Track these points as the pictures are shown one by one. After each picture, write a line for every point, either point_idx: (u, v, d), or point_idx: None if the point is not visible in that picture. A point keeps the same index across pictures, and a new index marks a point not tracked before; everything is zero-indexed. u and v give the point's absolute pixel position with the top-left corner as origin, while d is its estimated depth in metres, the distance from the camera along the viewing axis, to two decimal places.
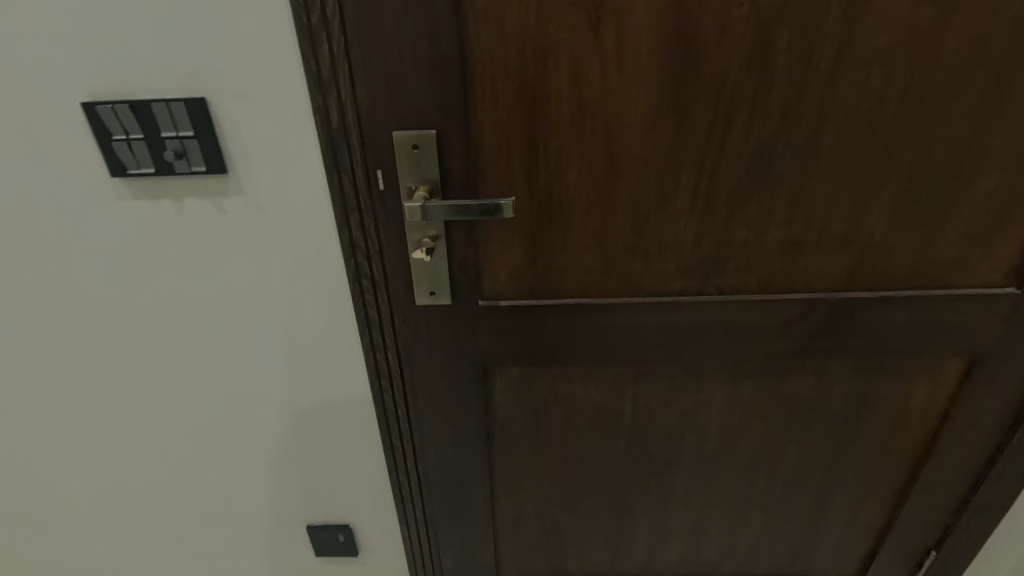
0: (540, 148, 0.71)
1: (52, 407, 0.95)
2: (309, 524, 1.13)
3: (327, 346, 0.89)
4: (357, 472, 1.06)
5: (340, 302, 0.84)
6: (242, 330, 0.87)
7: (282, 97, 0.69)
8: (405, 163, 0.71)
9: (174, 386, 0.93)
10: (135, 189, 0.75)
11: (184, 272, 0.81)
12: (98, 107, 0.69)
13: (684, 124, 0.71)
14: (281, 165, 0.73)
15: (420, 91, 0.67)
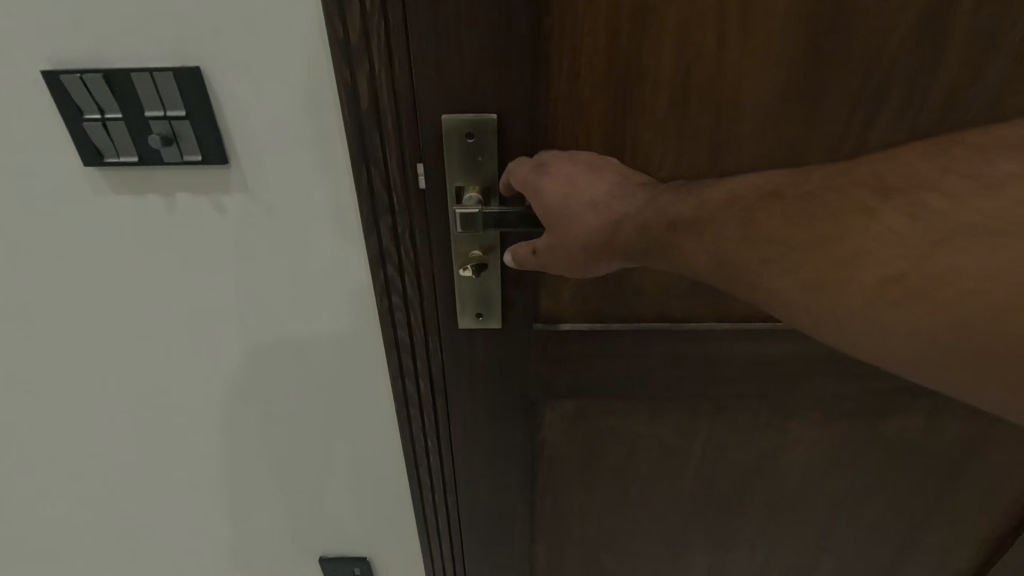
0: (627, 139, 0.56)
1: (24, 432, 0.81)
2: (322, 556, 1.01)
3: (349, 369, 0.76)
4: (379, 503, 0.93)
5: (366, 321, 0.71)
6: (248, 348, 0.73)
7: (299, 69, 0.54)
8: (454, 157, 0.56)
9: (168, 408, 0.79)
10: (113, 181, 0.60)
11: (176, 282, 0.67)
12: (62, 76, 0.53)
13: (814, 112, 0.55)
14: (296, 154, 0.58)
15: (479, 64, 0.51)
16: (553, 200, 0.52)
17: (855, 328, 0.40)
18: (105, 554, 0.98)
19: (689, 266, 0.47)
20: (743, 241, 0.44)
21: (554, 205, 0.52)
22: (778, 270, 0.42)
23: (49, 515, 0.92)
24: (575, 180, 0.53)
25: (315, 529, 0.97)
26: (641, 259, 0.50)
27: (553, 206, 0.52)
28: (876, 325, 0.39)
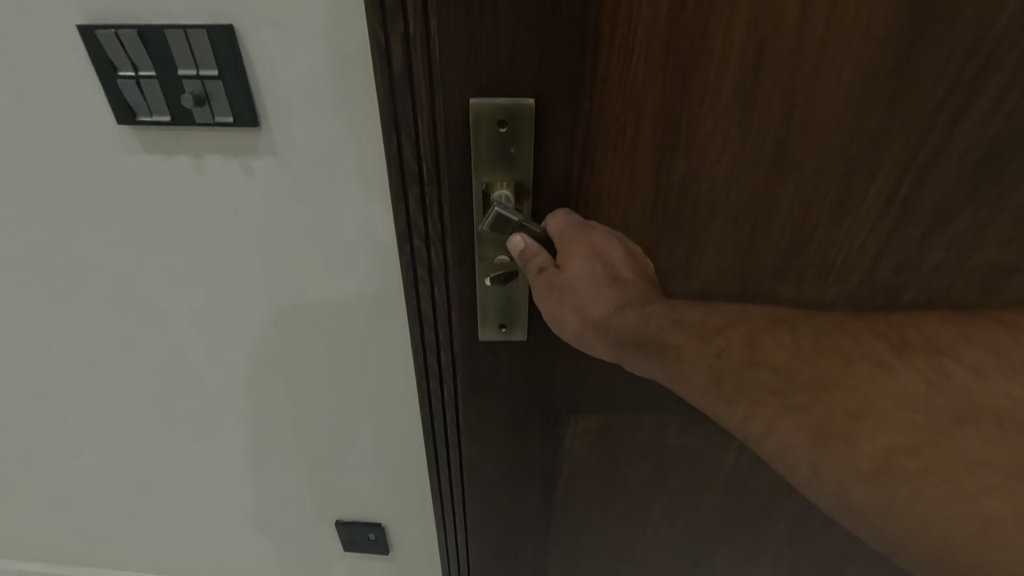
0: (684, 130, 0.51)
1: (60, 384, 0.82)
2: (338, 520, 1.02)
3: (371, 337, 0.74)
4: (396, 473, 0.93)
5: (390, 291, 0.69)
6: (272, 311, 0.72)
7: (331, 26, 0.51)
8: (484, 146, 0.52)
9: (194, 369, 0.79)
10: (147, 140, 0.58)
11: (204, 244, 0.66)
12: (97, 31, 0.51)
13: (895, 104, 0.50)
14: (325, 118, 0.56)
15: (516, 40, 0.47)
16: (579, 255, 0.55)
17: (850, 492, 0.45)
18: (133, 504, 1.01)
19: (690, 373, 0.53)
20: (746, 366, 0.52)
21: (580, 261, 0.55)
22: (779, 402, 0.49)
23: (82, 464, 0.95)
24: (606, 249, 0.57)
25: (333, 494, 0.97)
26: (637, 351, 0.56)
27: (576, 262, 0.55)
28: (875, 487, 0.44)
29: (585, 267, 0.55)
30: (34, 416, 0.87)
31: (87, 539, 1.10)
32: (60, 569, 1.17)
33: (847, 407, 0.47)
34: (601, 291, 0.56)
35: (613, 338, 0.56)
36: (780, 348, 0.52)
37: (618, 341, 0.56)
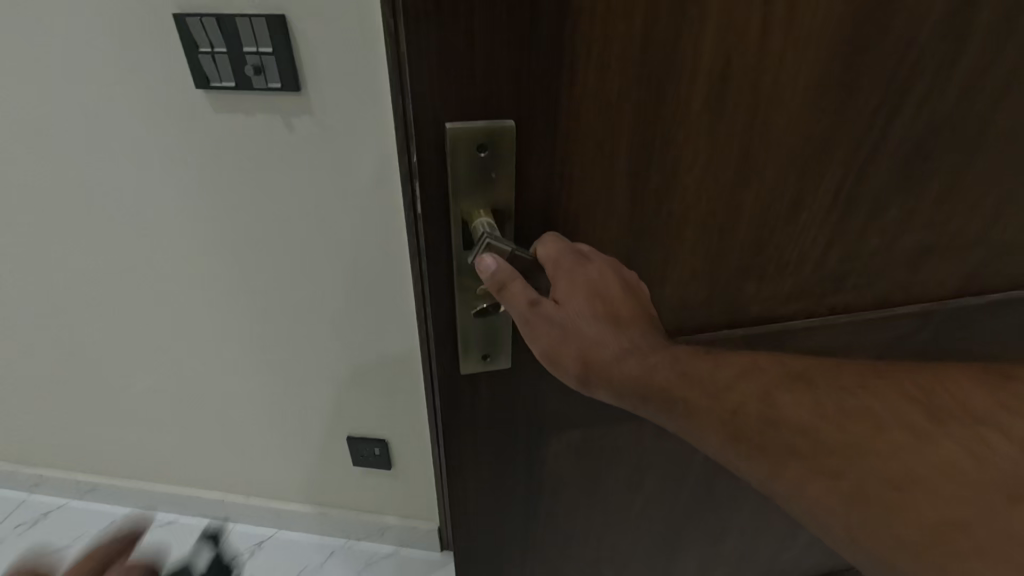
0: (660, 138, 0.50)
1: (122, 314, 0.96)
2: (350, 436, 1.12)
3: (379, 269, 0.87)
4: (401, 395, 1.06)
5: (391, 225, 0.82)
6: (299, 248, 0.85)
7: (357, 16, 0.64)
8: (466, 168, 0.48)
9: (234, 300, 0.92)
10: (216, 104, 0.70)
11: (247, 187, 0.78)
12: (185, 17, 0.63)
13: (841, 111, 0.52)
14: (349, 87, 0.69)
15: (489, 52, 0.43)
16: (575, 292, 0.50)
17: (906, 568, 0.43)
18: (167, 420, 1.12)
19: (704, 431, 0.51)
20: (766, 425, 0.49)
21: (577, 298, 0.51)
22: (804, 465, 0.48)
23: (133, 390, 1.08)
24: (605, 286, 0.51)
25: (345, 412, 1.08)
26: (645, 404, 0.53)
27: (573, 297, 0.51)
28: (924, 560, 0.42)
29: (585, 303, 0.51)
30: (84, 330, 1.00)
31: (127, 465, 1.23)
32: (105, 488, 1.28)
33: (882, 477, 0.45)
34: (604, 331, 0.52)
35: (617, 391, 0.53)
36: (806, 408, 0.49)
37: (628, 397, 0.53)
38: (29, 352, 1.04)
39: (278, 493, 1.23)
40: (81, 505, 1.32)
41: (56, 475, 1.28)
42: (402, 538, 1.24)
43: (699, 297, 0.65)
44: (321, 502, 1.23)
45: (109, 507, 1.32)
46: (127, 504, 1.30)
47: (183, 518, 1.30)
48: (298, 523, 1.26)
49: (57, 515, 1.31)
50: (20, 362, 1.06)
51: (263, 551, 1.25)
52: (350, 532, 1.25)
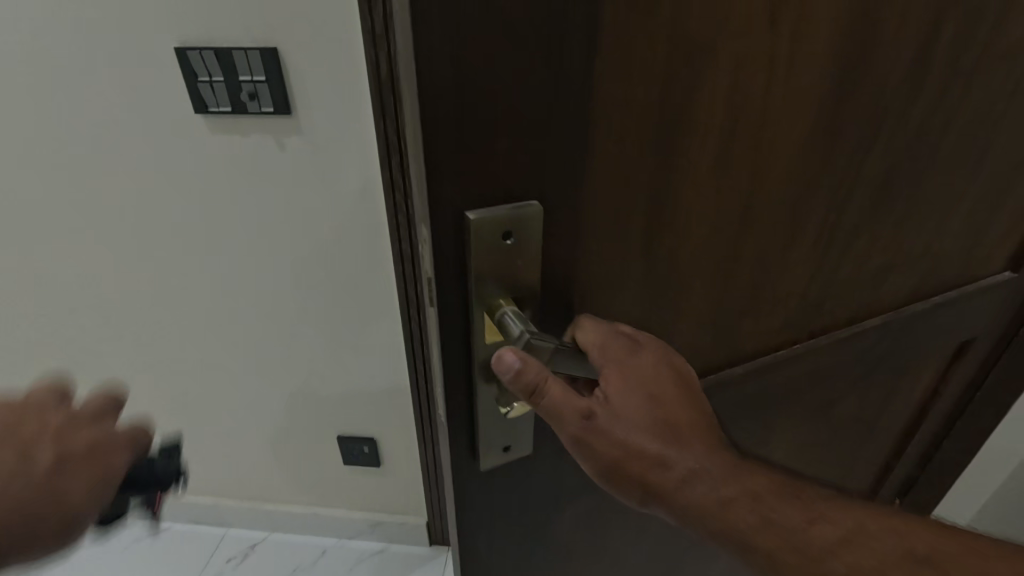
0: (666, 204, 0.39)
1: (104, 334, 0.95)
2: (339, 436, 1.11)
3: (364, 282, 0.87)
4: (387, 398, 1.05)
5: (381, 241, 0.83)
6: (287, 264, 0.84)
7: (346, 50, 0.68)
8: (494, 257, 0.35)
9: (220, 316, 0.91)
10: (213, 127, 0.73)
11: (238, 205, 0.78)
12: (187, 50, 0.67)
13: (835, 156, 0.44)
14: (340, 109, 0.72)
15: (517, 128, 0.31)
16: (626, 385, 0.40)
17: None
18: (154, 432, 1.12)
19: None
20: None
21: (628, 397, 0.40)
22: None
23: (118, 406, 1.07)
24: (656, 377, 0.41)
25: (337, 413, 1.08)
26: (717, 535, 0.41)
27: (622, 397, 0.40)
28: None
29: (639, 397, 0.41)
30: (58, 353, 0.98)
31: None
32: None
33: None
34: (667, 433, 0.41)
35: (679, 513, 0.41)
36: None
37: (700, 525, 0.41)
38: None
39: (270, 494, 1.24)
40: None
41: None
42: (392, 534, 1.27)
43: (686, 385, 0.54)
44: (311, 502, 1.25)
45: None
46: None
47: (176, 526, 1.29)
48: (290, 524, 1.27)
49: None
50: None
51: (257, 552, 1.26)
52: (340, 531, 1.27)
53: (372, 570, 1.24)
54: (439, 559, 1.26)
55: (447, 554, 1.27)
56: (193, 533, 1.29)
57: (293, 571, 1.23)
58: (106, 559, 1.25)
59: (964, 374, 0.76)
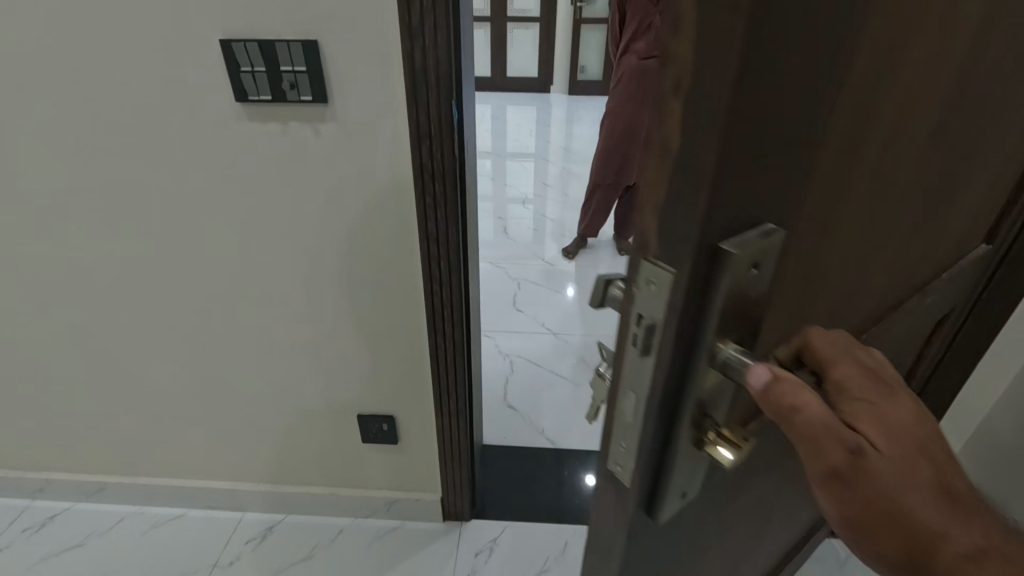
0: (840, 211, 0.38)
1: (147, 307, 1.03)
2: (360, 414, 1.15)
3: (390, 257, 0.93)
4: (404, 375, 1.09)
5: (405, 219, 0.89)
6: (318, 239, 0.92)
7: (376, 44, 0.74)
8: (735, 290, 0.32)
9: (256, 288, 0.99)
10: (253, 114, 0.80)
11: (275, 183, 0.86)
12: (232, 43, 0.74)
13: (945, 157, 0.46)
14: (372, 97, 0.78)
15: (772, 150, 0.29)
16: (887, 434, 0.37)
17: None
18: (181, 410, 1.18)
19: None
20: None
21: (884, 426, 0.37)
22: None
23: (149, 382, 1.14)
24: (910, 424, 0.38)
25: (358, 391, 1.12)
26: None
27: (876, 426, 0.37)
28: None
29: (904, 455, 0.37)
30: (97, 325, 1.06)
31: (134, 461, 1.27)
32: (113, 487, 1.31)
33: None
34: (930, 507, 0.37)
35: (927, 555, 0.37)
36: None
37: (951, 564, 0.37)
38: (41, 349, 1.11)
39: (288, 474, 1.28)
40: (89, 505, 1.34)
41: (65, 476, 1.30)
42: (406, 511, 1.31)
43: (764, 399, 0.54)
44: (328, 484, 1.29)
45: (114, 508, 1.34)
46: (136, 501, 1.33)
47: (192, 511, 1.33)
48: (306, 505, 1.31)
49: (64, 517, 1.32)
50: (29, 358, 1.12)
51: (275, 533, 1.30)
52: (356, 510, 1.32)
53: (390, 547, 1.28)
54: (452, 534, 1.31)
55: (459, 528, 1.33)
56: (211, 518, 1.32)
57: (311, 550, 1.27)
58: (125, 543, 1.27)
59: (940, 342, 0.83)
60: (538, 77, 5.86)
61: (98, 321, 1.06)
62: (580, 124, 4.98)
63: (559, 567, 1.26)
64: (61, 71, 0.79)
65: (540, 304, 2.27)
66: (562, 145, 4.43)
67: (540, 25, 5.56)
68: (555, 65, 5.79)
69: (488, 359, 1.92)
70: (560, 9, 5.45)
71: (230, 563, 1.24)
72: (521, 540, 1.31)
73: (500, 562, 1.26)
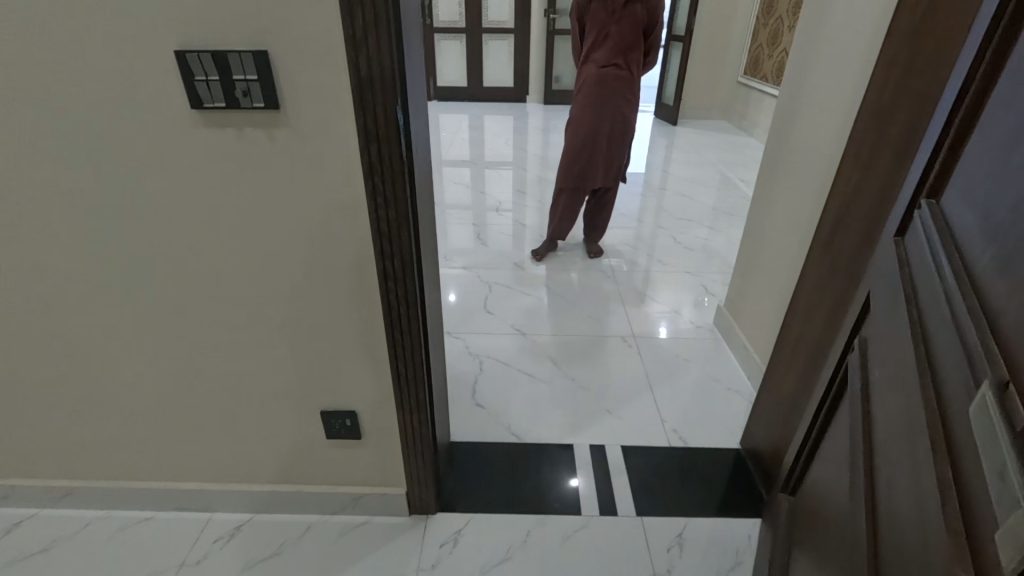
0: None
1: (108, 310, 1.05)
2: (323, 410, 1.19)
3: (345, 257, 0.97)
4: (363, 371, 1.13)
5: (359, 220, 0.93)
6: (277, 239, 0.96)
7: (325, 55, 0.79)
8: None
9: (216, 290, 1.02)
10: (208, 120, 0.85)
11: (232, 186, 0.90)
12: (186, 53, 0.79)
13: None
14: (323, 107, 0.83)
15: None
16: None
17: None
18: (144, 412, 1.20)
19: None
20: None
21: None
22: None
23: (110, 385, 1.16)
24: None
25: (322, 387, 1.16)
26: None
27: None
28: None
29: None
30: (58, 328, 1.08)
31: (98, 465, 1.29)
32: (78, 492, 1.32)
33: None
34: None
35: None
36: None
37: None
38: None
39: (255, 473, 1.30)
40: (55, 511, 1.35)
41: (29, 482, 1.31)
42: (373, 507, 1.35)
43: (930, 475, 0.56)
44: (295, 481, 1.32)
45: (81, 512, 1.35)
46: (103, 505, 1.34)
47: (160, 513, 1.35)
48: (274, 503, 1.34)
49: (29, 523, 1.32)
50: None
51: (243, 531, 1.32)
52: (324, 507, 1.35)
53: (357, 540, 1.31)
54: (418, 527, 1.35)
55: (425, 521, 1.37)
56: (180, 519, 1.34)
57: (279, 547, 1.29)
58: (92, 546, 1.28)
59: (862, 317, 0.91)
60: (513, 86, 5.94)
61: (57, 324, 1.07)
62: (556, 132, 5.07)
63: (522, 555, 1.31)
64: (13, 81, 0.82)
65: (510, 306, 2.32)
66: (536, 153, 4.51)
67: (513, 35, 5.67)
68: (529, 75, 5.88)
69: (457, 361, 1.96)
70: (533, 20, 5.58)
71: (198, 561, 1.26)
72: (484, 530, 1.36)
73: (465, 550, 1.31)
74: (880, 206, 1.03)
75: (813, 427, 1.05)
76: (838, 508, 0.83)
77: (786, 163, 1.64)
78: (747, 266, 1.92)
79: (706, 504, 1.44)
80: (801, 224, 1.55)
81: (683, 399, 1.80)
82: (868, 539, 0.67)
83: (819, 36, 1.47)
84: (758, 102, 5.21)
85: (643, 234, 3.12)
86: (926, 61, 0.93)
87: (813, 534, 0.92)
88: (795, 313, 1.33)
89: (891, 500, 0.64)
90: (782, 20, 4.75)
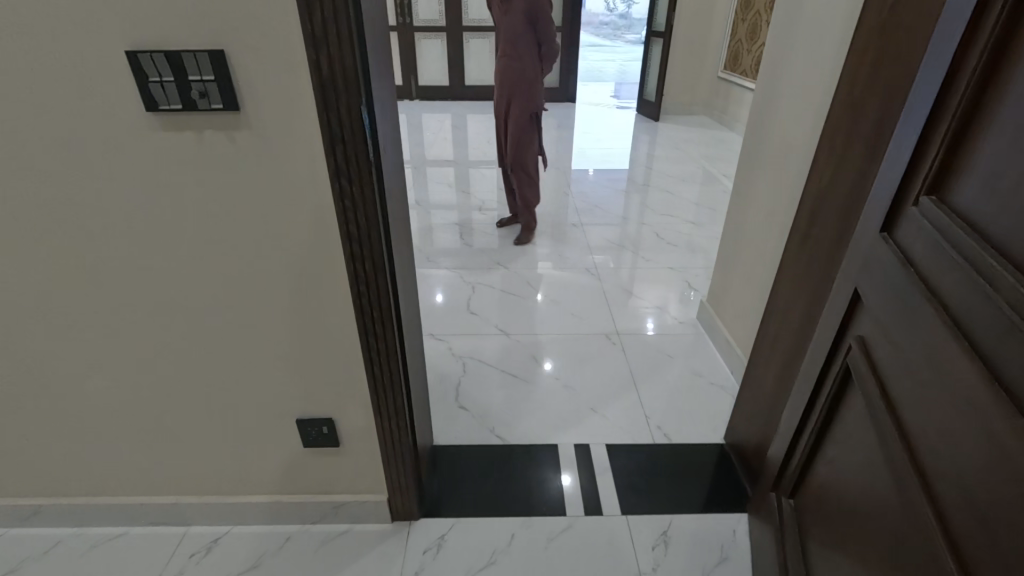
0: None
1: (68, 322, 1.02)
2: (298, 418, 1.16)
3: (315, 260, 0.95)
4: (338, 376, 1.10)
5: (329, 222, 0.91)
6: (243, 244, 0.93)
7: (286, 53, 0.77)
8: None
9: (181, 297, 0.99)
10: (164, 123, 0.82)
11: (192, 191, 0.88)
12: (138, 53, 0.76)
13: None
14: (285, 107, 0.81)
15: None
16: None
17: None
18: (112, 425, 1.16)
19: None
20: None
21: None
22: None
23: (74, 399, 1.12)
24: None
25: (297, 395, 1.13)
26: None
27: None
28: None
29: None
30: (17, 341, 1.04)
31: (67, 482, 1.25)
32: (46, 511, 1.28)
33: None
34: None
35: None
36: None
37: None
38: None
39: (231, 484, 1.27)
40: (23, 530, 1.30)
41: None
42: (354, 515, 1.32)
43: (999, 473, 0.54)
44: (272, 491, 1.29)
45: (51, 531, 1.31)
46: (74, 522, 1.30)
47: (134, 529, 1.31)
48: (253, 514, 1.31)
49: None
50: None
51: (220, 545, 1.29)
52: (303, 516, 1.32)
53: (340, 549, 1.29)
54: (401, 534, 1.33)
55: (408, 528, 1.35)
56: (155, 534, 1.30)
57: (258, 559, 1.26)
58: (62, 565, 1.24)
59: (854, 314, 0.90)
60: None
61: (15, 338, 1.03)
62: None
63: (506, 559, 1.29)
64: None
65: (494, 308, 2.29)
66: None
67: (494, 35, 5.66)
68: None
69: (440, 363, 1.94)
70: None
71: None
72: (468, 534, 1.34)
73: (450, 556, 1.29)
74: (854, 199, 1.02)
75: (808, 425, 1.04)
76: (869, 506, 0.81)
77: (763, 157, 1.64)
78: (727, 260, 1.92)
79: (692, 501, 1.43)
80: (779, 218, 1.55)
81: (668, 396, 1.79)
82: (928, 539, 0.64)
83: (793, 29, 1.46)
84: (739, 98, 5.24)
85: (628, 231, 3.12)
86: (894, 52, 0.93)
87: (838, 535, 0.89)
88: (774, 306, 1.33)
89: (954, 495, 0.61)
90: (760, 15, 4.79)
